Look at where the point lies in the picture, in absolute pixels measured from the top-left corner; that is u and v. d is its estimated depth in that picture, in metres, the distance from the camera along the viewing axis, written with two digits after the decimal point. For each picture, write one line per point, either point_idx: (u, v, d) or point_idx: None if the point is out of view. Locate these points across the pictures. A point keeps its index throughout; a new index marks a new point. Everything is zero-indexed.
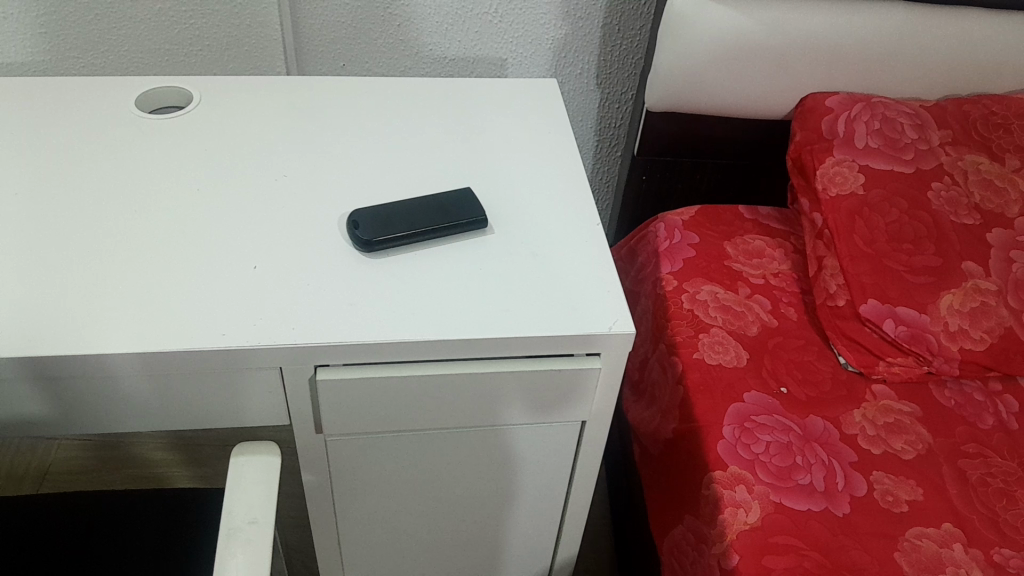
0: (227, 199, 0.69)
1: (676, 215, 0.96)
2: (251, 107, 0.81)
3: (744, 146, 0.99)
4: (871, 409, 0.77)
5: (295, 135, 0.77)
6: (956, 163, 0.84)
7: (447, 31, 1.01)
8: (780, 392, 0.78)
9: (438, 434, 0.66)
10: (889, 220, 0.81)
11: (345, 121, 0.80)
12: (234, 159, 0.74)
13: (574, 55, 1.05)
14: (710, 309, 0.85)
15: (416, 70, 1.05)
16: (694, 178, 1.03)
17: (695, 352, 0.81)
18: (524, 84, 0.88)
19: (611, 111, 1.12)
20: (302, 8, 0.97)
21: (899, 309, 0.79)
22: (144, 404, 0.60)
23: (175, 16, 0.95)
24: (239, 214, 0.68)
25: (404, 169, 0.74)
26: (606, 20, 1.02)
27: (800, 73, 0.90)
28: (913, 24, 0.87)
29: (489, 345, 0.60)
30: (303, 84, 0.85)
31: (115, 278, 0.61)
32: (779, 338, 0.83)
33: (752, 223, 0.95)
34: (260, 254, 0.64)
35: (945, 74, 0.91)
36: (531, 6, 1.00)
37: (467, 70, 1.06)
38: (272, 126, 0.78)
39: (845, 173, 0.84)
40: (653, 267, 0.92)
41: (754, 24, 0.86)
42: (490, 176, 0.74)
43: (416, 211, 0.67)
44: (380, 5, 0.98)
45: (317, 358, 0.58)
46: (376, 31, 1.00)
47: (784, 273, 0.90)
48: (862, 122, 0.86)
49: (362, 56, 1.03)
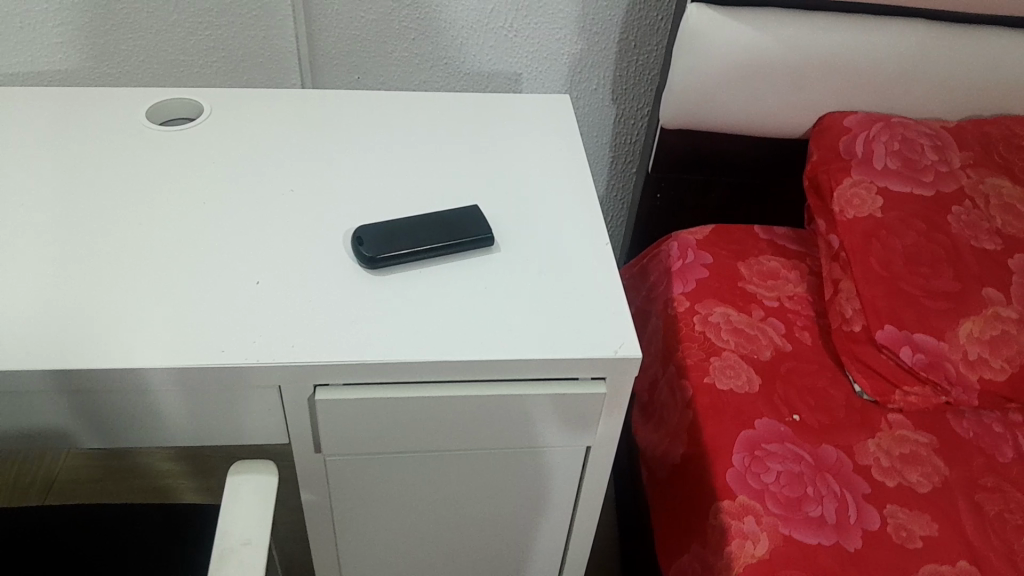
0: (231, 212, 0.69)
1: (689, 234, 0.95)
2: (261, 119, 0.80)
3: (760, 167, 0.97)
4: (885, 438, 0.75)
5: (305, 149, 0.77)
6: (977, 185, 0.82)
7: (461, 45, 1.05)
8: (791, 419, 0.75)
9: (438, 458, 0.64)
10: (906, 242, 0.80)
11: (352, 134, 0.79)
12: (240, 172, 0.73)
13: (590, 70, 1.10)
14: (722, 332, 0.83)
15: (430, 83, 1.09)
16: (708, 197, 1.01)
17: (706, 375, 0.79)
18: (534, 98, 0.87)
19: (625, 127, 1.16)
20: (319, 20, 1.00)
21: (916, 335, 0.77)
22: (144, 419, 0.60)
23: (191, 27, 0.96)
24: (243, 228, 0.67)
25: (410, 183, 0.74)
26: (622, 35, 1.06)
27: (818, 92, 0.89)
28: (935, 44, 0.85)
29: (489, 368, 0.58)
30: (312, 96, 0.84)
31: (116, 288, 0.61)
32: (792, 362, 0.81)
33: (766, 243, 0.94)
34: (261, 268, 0.64)
35: (969, 95, 0.89)
36: (548, 22, 1.04)
37: (482, 85, 1.10)
38: (281, 139, 0.78)
39: (863, 194, 0.83)
40: (665, 286, 0.90)
41: (771, 41, 0.85)
42: (495, 192, 0.73)
43: (421, 228, 0.66)
44: (396, 19, 1.01)
45: (314, 378, 0.58)
46: (391, 43, 1.04)
47: (799, 295, 0.88)
48: (881, 143, 0.85)
49: (376, 69, 1.06)
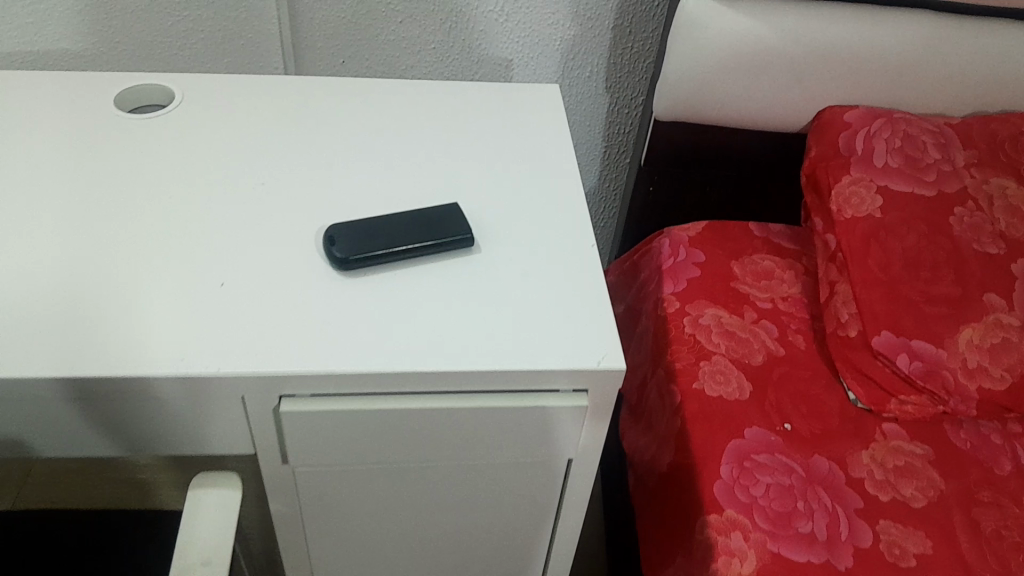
0: (201, 208, 0.65)
1: (682, 231, 0.92)
2: (239, 108, 0.77)
3: (757, 161, 0.94)
4: (879, 449, 0.72)
5: (283, 140, 0.73)
6: (980, 186, 0.79)
7: (450, 30, 1.02)
8: (782, 428, 0.73)
9: (412, 470, 0.61)
10: (906, 245, 0.77)
11: (331, 125, 0.76)
12: (212, 165, 0.70)
13: (583, 58, 1.06)
14: (712, 336, 0.80)
15: (419, 70, 1.06)
16: (703, 191, 0.98)
17: (695, 381, 0.76)
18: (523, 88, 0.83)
19: (619, 117, 1.12)
20: (302, 2, 0.97)
21: (913, 342, 0.74)
22: (102, 428, 0.57)
23: (169, 9, 0.93)
24: (212, 225, 0.64)
25: (390, 178, 0.70)
26: (617, 21, 1.03)
27: (818, 85, 0.86)
28: (941, 37, 0.82)
29: (465, 379, 0.55)
30: (290, 84, 0.80)
31: (74, 290, 0.57)
32: (786, 368, 0.78)
33: (761, 241, 0.91)
34: (229, 269, 0.60)
35: (976, 91, 0.86)
36: (540, 5, 1.01)
37: (472, 71, 1.07)
38: (257, 129, 0.74)
39: (862, 194, 0.80)
40: (655, 285, 0.87)
41: (769, 31, 0.81)
42: (479, 189, 0.70)
43: (399, 228, 0.63)
44: (382, 1, 0.98)
45: (280, 388, 0.55)
46: (377, 27, 1.01)
47: (793, 297, 0.85)
48: (881, 139, 0.82)
49: (361, 55, 1.03)
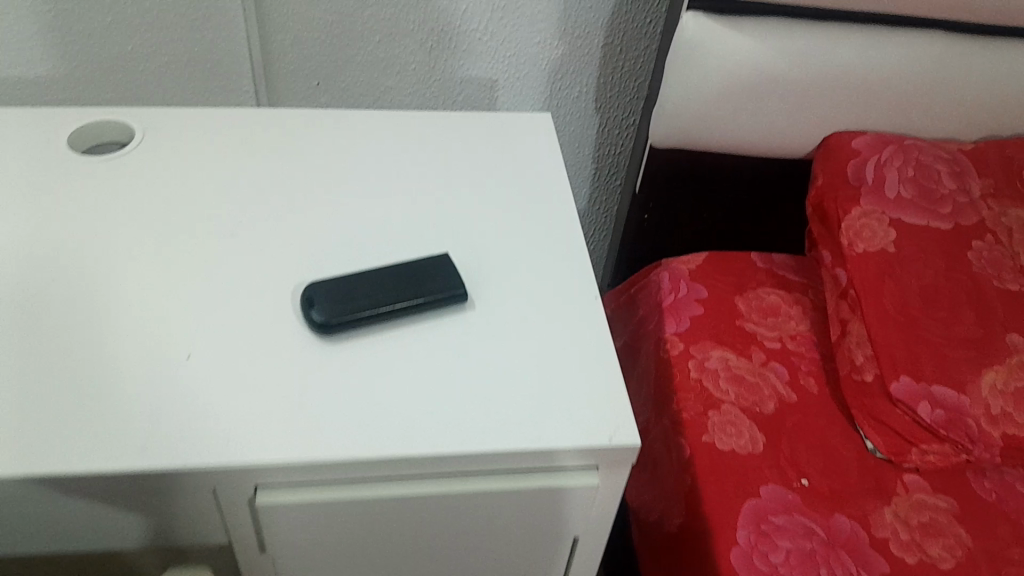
0: (160, 262, 0.59)
1: (682, 263, 0.87)
2: (202, 141, 0.70)
3: (759, 187, 0.89)
4: (902, 505, 0.68)
5: (252, 179, 0.67)
6: (999, 218, 0.74)
7: (431, 49, 0.97)
8: (799, 484, 0.68)
9: (402, 553, 0.56)
10: (922, 282, 0.73)
11: (305, 161, 0.69)
12: (173, 210, 0.63)
13: (572, 77, 1.01)
14: (720, 381, 0.75)
15: (399, 91, 1.01)
16: (701, 218, 0.92)
17: (705, 434, 0.71)
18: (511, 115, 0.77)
19: (610, 137, 1.07)
20: (272, 21, 0.92)
21: (934, 388, 0.69)
22: (50, 522, 0.50)
23: (128, 29, 0.89)
24: (174, 283, 0.58)
25: (372, 223, 0.64)
26: (607, 39, 0.97)
27: (824, 108, 0.81)
28: (955, 58, 0.77)
29: (461, 460, 0.50)
30: (259, 114, 0.74)
31: (16, 365, 0.51)
32: (799, 415, 0.73)
33: (765, 273, 0.86)
34: (193, 334, 0.54)
35: (989, 113, 0.82)
36: (525, 24, 0.95)
37: (455, 92, 1.02)
38: (223, 167, 0.68)
39: (874, 226, 0.75)
40: (656, 323, 0.82)
41: (774, 54, 0.76)
42: (469, 233, 0.64)
43: (383, 283, 0.58)
44: (358, 19, 0.93)
45: (254, 477, 0.49)
46: (354, 47, 0.95)
47: (802, 334, 0.80)
48: (893, 168, 0.77)
49: (337, 74, 0.98)
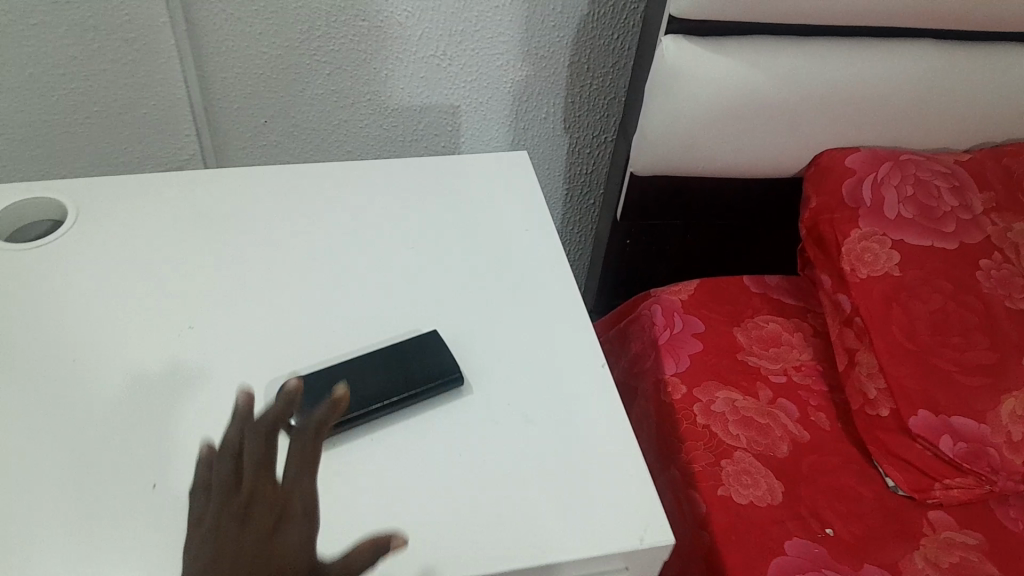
0: (113, 369, 0.53)
1: (673, 293, 0.82)
2: (146, 216, 0.64)
3: (747, 207, 0.85)
4: (931, 547, 0.64)
5: (208, 258, 0.61)
6: (1005, 233, 0.72)
7: (386, 78, 0.90)
8: (824, 535, 0.64)
9: None
10: (932, 306, 0.69)
11: (269, 232, 0.63)
12: (122, 304, 0.57)
13: (538, 98, 0.95)
14: (729, 425, 0.71)
15: (355, 123, 0.94)
16: (687, 241, 0.88)
17: (720, 486, 0.67)
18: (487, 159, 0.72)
19: (581, 157, 1.02)
20: (212, 60, 0.85)
21: (953, 420, 0.66)
22: None
23: (51, 80, 0.82)
24: (130, 394, 0.51)
25: (352, 302, 0.58)
26: (573, 57, 0.92)
27: (815, 127, 0.77)
28: (947, 68, 0.74)
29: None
30: (212, 179, 0.67)
31: None
32: (814, 456, 0.70)
33: (761, 299, 0.82)
34: (159, 457, 0.48)
35: (981, 122, 0.79)
36: (486, 47, 0.89)
37: (415, 120, 0.95)
38: (175, 247, 0.62)
39: (876, 249, 0.71)
40: (652, 362, 0.77)
41: (763, 75, 0.72)
42: (459, 305, 0.59)
43: (369, 375, 0.52)
44: (306, 52, 0.86)
45: None
46: (302, 81, 0.89)
47: (807, 365, 0.77)
48: (891, 186, 0.73)
49: (287, 111, 0.91)
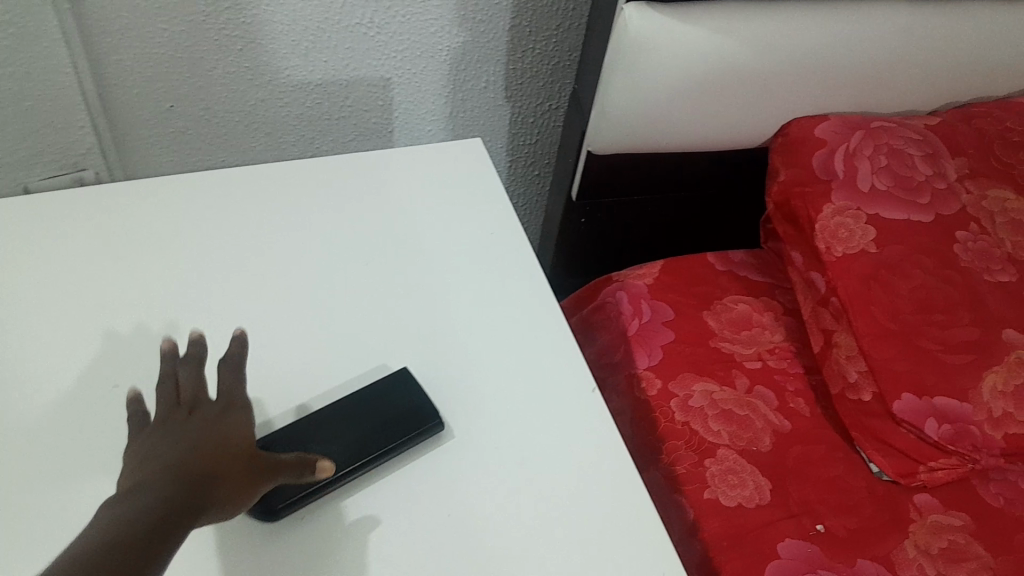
0: (60, 461, 0.48)
1: (637, 277, 0.78)
2: (71, 267, 0.58)
3: (704, 177, 0.81)
4: (921, 533, 0.63)
5: (146, 312, 0.56)
6: (979, 202, 0.70)
7: (307, 51, 0.80)
8: (816, 532, 0.62)
9: None
10: (912, 284, 0.67)
11: (210, 275, 0.59)
12: (57, 379, 0.52)
13: (478, 65, 0.87)
14: (709, 420, 0.68)
15: (274, 102, 0.83)
16: (643, 215, 0.83)
17: (706, 489, 0.64)
18: (432, 174, 0.69)
19: (525, 126, 0.95)
20: (102, 41, 0.73)
21: (937, 401, 0.64)
22: None
23: None
24: (85, 489, 0.47)
25: (309, 352, 0.56)
26: (514, 21, 0.83)
27: (782, 95, 0.72)
28: (918, 27, 0.70)
29: None
30: (129, 213, 0.62)
31: None
32: (798, 447, 0.68)
33: (728, 277, 0.79)
34: None
35: (944, 82, 0.76)
36: (417, 13, 0.80)
37: (341, 96, 0.85)
38: (108, 302, 0.57)
39: (850, 224, 0.69)
40: (623, 355, 0.73)
41: (733, 44, 0.66)
42: (423, 349, 0.57)
43: (343, 432, 0.50)
44: (213, 26, 0.75)
45: None
46: (210, 59, 0.78)
47: (781, 347, 0.74)
48: (864, 157, 0.70)
49: (194, 93, 0.80)
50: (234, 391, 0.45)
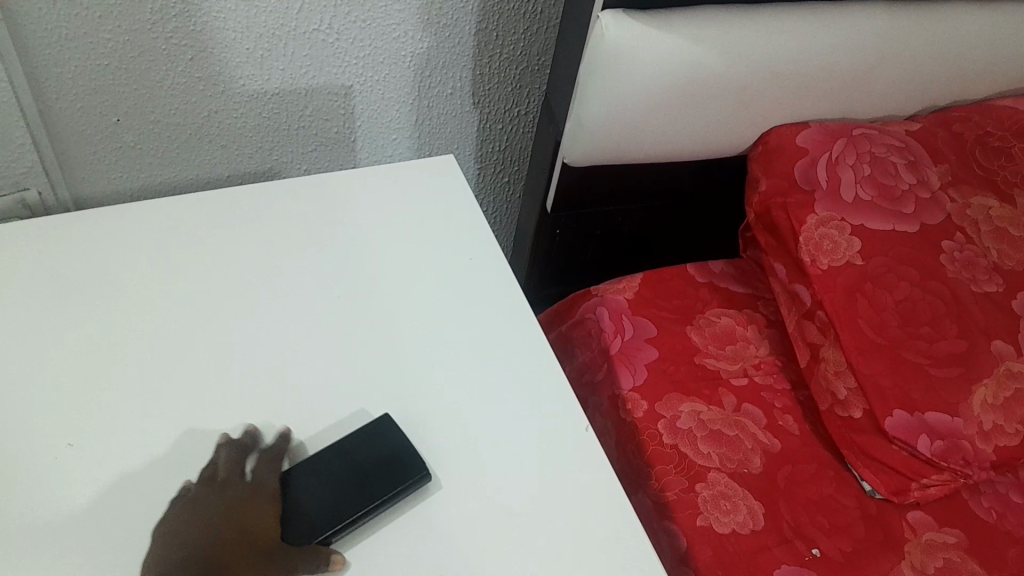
0: (10, 533, 0.44)
1: (616, 291, 0.76)
2: (17, 314, 0.54)
3: (678, 184, 0.78)
4: (915, 553, 0.62)
5: (100, 358, 0.52)
6: (964, 211, 0.69)
7: (262, 59, 0.74)
8: (811, 556, 0.61)
9: None
10: (899, 296, 0.65)
11: (172, 315, 0.56)
12: (6, 442, 0.48)
13: (444, 71, 0.83)
14: (698, 442, 0.66)
15: (228, 113, 0.78)
16: (617, 224, 0.81)
17: (698, 515, 0.62)
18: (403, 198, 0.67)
19: (492, 132, 0.92)
20: (39, 52, 0.67)
21: (929, 417, 0.62)
22: None
23: None
24: (38, 564, 0.43)
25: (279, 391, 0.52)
26: (480, 25, 0.79)
27: (761, 102, 0.70)
28: (898, 32, 0.69)
29: None
30: (76, 249, 0.58)
31: None
32: (788, 466, 0.66)
33: (707, 288, 0.77)
34: None
35: (922, 85, 0.75)
36: (380, 19, 0.75)
37: (300, 106, 0.80)
38: (60, 350, 0.52)
39: (835, 236, 0.67)
40: (605, 374, 0.71)
41: (714, 54, 0.64)
42: (400, 383, 0.53)
43: (324, 489, 0.47)
44: (160, 35, 0.69)
45: None
46: (157, 70, 0.72)
47: (765, 361, 0.72)
48: (847, 166, 0.69)
49: (141, 107, 0.74)
50: (268, 475, 0.47)
